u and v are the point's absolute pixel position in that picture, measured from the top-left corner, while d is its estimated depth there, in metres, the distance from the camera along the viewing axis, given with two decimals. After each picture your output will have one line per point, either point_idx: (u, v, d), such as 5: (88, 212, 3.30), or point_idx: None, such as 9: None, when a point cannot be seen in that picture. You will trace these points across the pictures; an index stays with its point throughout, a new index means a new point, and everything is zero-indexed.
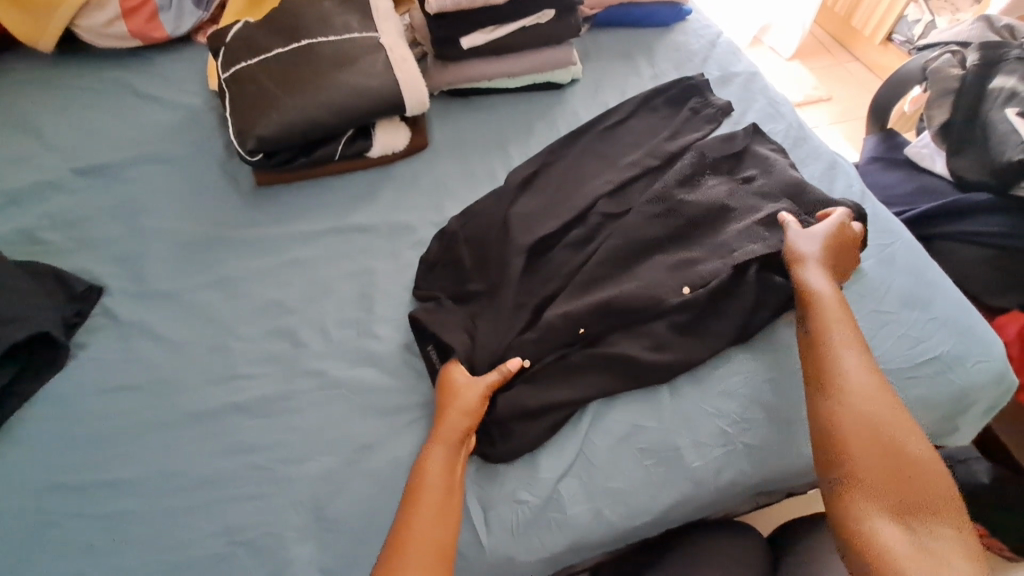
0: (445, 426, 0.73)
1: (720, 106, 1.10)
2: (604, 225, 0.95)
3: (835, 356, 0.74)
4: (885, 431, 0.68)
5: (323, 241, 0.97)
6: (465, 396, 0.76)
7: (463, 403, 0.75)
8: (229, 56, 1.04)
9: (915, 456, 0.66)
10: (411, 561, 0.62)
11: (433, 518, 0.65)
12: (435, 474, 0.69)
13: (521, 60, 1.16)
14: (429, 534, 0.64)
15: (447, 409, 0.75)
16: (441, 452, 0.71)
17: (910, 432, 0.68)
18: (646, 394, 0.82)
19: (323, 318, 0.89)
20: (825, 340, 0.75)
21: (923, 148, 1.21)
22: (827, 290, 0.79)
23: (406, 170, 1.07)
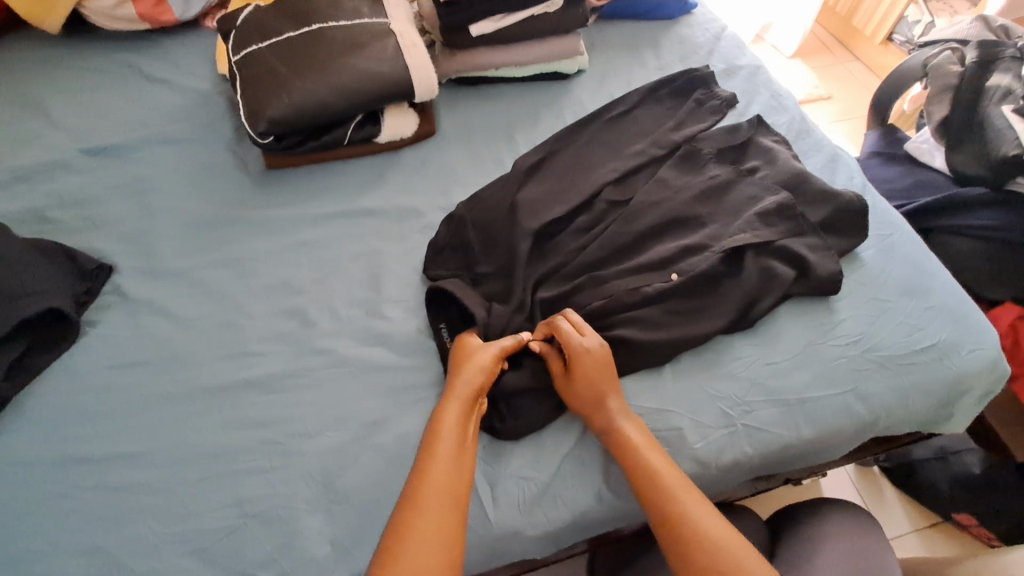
0: (460, 386, 0.73)
1: (725, 97, 1.11)
2: (609, 212, 0.97)
3: (598, 407, 0.75)
4: (644, 486, 0.69)
5: (331, 224, 0.98)
6: (480, 359, 0.76)
7: (478, 364, 0.75)
8: (241, 39, 1.05)
9: (701, 538, 0.64)
10: (426, 510, 0.62)
11: (447, 472, 0.66)
12: (449, 431, 0.70)
13: (529, 50, 1.17)
14: (445, 485, 0.65)
15: (462, 371, 0.75)
16: (455, 409, 0.72)
17: (708, 514, 0.66)
18: (649, 375, 0.83)
19: (333, 299, 0.90)
20: (598, 392, 0.75)
21: (923, 144, 1.23)
22: (595, 356, 0.76)
23: (413, 156, 1.08)
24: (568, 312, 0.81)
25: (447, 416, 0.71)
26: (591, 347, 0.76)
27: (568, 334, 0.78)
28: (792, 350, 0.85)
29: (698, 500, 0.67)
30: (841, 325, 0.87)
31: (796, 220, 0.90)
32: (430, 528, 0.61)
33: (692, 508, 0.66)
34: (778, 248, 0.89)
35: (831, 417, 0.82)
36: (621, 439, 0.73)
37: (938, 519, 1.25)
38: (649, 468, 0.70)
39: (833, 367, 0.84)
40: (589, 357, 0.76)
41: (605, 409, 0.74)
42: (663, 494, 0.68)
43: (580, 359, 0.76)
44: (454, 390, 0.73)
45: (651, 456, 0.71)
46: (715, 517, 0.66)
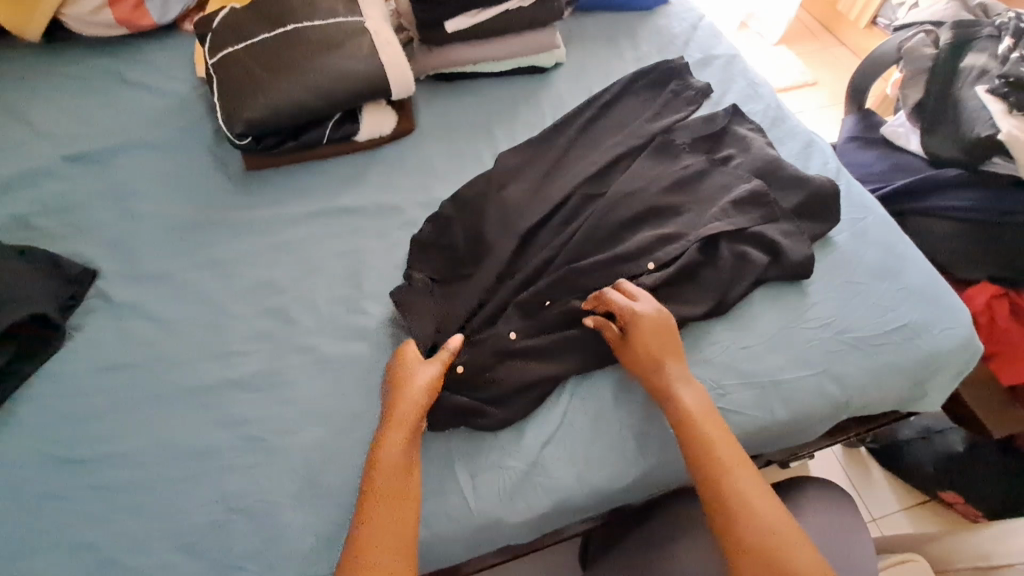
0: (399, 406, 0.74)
1: (700, 87, 1.12)
2: (586, 204, 0.98)
3: (658, 379, 0.77)
4: (704, 460, 0.71)
5: (312, 223, 0.99)
6: (417, 375, 0.77)
7: (419, 380, 0.76)
8: (216, 41, 1.06)
9: (754, 517, 0.66)
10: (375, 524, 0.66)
11: (394, 484, 0.69)
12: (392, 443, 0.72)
13: (506, 45, 1.17)
14: (393, 512, 0.67)
15: (401, 389, 0.76)
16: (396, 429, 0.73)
17: (761, 492, 0.69)
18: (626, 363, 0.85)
19: (314, 297, 0.91)
20: (658, 366, 0.77)
21: (899, 127, 1.24)
22: (656, 320, 0.79)
23: (393, 153, 1.09)
24: (625, 282, 0.84)
25: (388, 438, 0.72)
26: (653, 313, 0.79)
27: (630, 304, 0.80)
28: (766, 334, 0.86)
29: (754, 478, 0.70)
30: (813, 308, 0.89)
31: (769, 207, 0.92)
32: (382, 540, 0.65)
33: (747, 484, 0.69)
34: (752, 235, 0.90)
35: (804, 399, 0.83)
36: (681, 409, 0.75)
37: (924, 498, 1.28)
38: (709, 442, 0.72)
39: (808, 348, 0.86)
40: (648, 323, 0.79)
41: (665, 374, 0.76)
42: (721, 471, 0.70)
43: (641, 327, 0.78)
44: (394, 407, 0.74)
45: (710, 430, 0.73)
46: (768, 495, 0.69)
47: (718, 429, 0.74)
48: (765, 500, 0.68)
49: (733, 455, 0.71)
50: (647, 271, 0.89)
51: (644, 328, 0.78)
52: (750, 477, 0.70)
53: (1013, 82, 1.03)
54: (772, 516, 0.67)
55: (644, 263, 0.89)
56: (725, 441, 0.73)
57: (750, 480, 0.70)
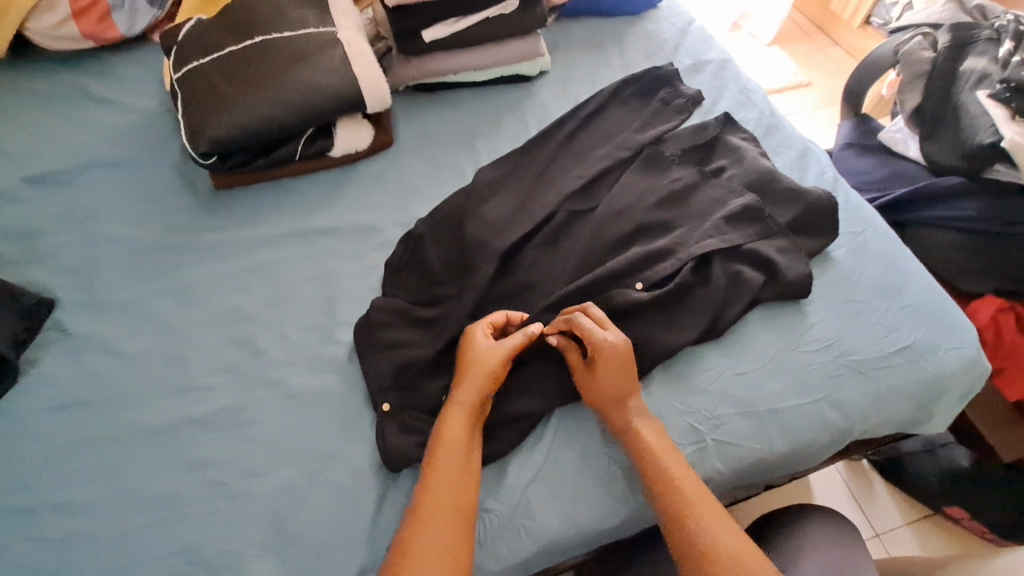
0: (467, 384, 0.72)
1: (690, 95, 1.08)
2: (571, 222, 0.93)
3: (619, 416, 0.73)
4: (672, 506, 0.67)
5: (283, 245, 0.94)
6: (487, 357, 0.74)
7: (487, 359, 0.74)
8: (182, 55, 1.01)
9: (721, 554, 0.62)
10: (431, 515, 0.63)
11: (455, 473, 0.66)
12: (455, 431, 0.69)
13: (487, 53, 1.12)
14: (447, 510, 0.64)
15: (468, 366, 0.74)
16: (461, 411, 0.71)
17: (728, 527, 0.64)
18: None
19: (284, 325, 0.86)
20: (619, 403, 0.73)
21: (897, 133, 1.19)
22: (617, 350, 0.73)
23: (369, 169, 1.04)
24: (591, 308, 0.78)
25: (453, 424, 0.70)
26: (618, 342, 0.74)
27: (592, 333, 0.75)
28: (762, 359, 0.82)
29: (729, 527, 0.64)
30: (811, 330, 0.84)
31: (763, 222, 0.87)
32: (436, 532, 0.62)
33: (712, 520, 0.65)
34: (745, 252, 0.85)
35: (803, 427, 0.78)
36: (646, 450, 0.70)
37: (930, 512, 1.23)
38: (676, 486, 0.67)
39: (807, 373, 0.81)
40: (615, 353, 0.73)
41: (626, 411, 0.73)
42: (684, 508, 0.66)
43: (605, 357, 0.73)
44: (459, 386, 0.73)
45: (671, 464, 0.69)
46: (747, 546, 0.63)
47: (679, 462, 0.70)
48: (734, 536, 0.64)
49: (696, 488, 0.68)
50: (635, 289, 0.84)
51: (609, 355, 0.73)
52: (716, 511, 0.66)
53: (1014, 87, 0.98)
54: (743, 553, 0.62)
55: (634, 284, 0.84)
56: (688, 474, 0.69)
57: (716, 515, 0.66)
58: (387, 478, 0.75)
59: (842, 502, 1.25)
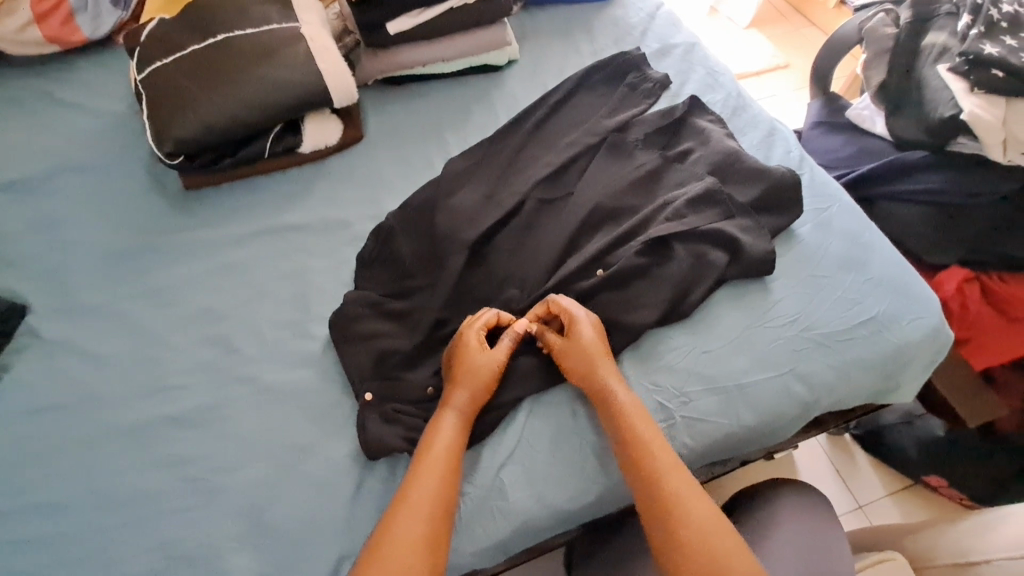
0: (461, 384, 0.75)
1: (658, 79, 1.09)
2: (541, 210, 0.95)
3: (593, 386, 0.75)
4: (633, 462, 0.69)
5: (255, 243, 0.95)
6: (480, 363, 0.76)
7: (486, 364, 0.76)
8: (145, 55, 1.00)
9: (686, 520, 0.64)
10: (413, 513, 0.64)
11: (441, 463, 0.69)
12: (445, 438, 0.71)
13: (454, 44, 1.13)
14: (432, 498, 0.66)
15: (463, 368, 0.75)
16: (453, 413, 0.73)
17: (695, 496, 0.66)
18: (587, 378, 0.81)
19: (257, 322, 0.87)
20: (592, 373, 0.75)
21: (864, 110, 1.20)
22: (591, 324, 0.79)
23: (340, 164, 1.05)
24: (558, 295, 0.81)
25: (445, 421, 0.73)
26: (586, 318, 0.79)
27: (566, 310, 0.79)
28: (729, 337, 0.83)
29: (696, 496, 0.66)
30: (777, 306, 0.85)
31: (725, 204, 0.89)
32: (414, 525, 0.63)
33: (679, 485, 0.67)
34: (709, 232, 0.86)
35: (769, 400, 0.80)
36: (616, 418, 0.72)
37: (910, 482, 1.27)
38: (641, 445, 0.70)
39: (773, 348, 0.82)
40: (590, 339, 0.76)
41: (598, 378, 0.75)
42: (653, 474, 0.68)
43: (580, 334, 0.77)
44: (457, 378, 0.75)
45: (644, 430, 0.71)
46: (705, 504, 0.65)
47: (650, 427, 0.72)
48: (700, 501, 0.66)
49: (664, 453, 0.70)
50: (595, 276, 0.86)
51: (583, 329, 0.77)
52: (682, 475, 0.68)
53: (972, 60, 0.98)
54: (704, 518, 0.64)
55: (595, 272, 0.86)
56: (655, 440, 0.71)
57: (681, 478, 0.67)
58: (361, 468, 0.76)
59: (826, 476, 1.27)
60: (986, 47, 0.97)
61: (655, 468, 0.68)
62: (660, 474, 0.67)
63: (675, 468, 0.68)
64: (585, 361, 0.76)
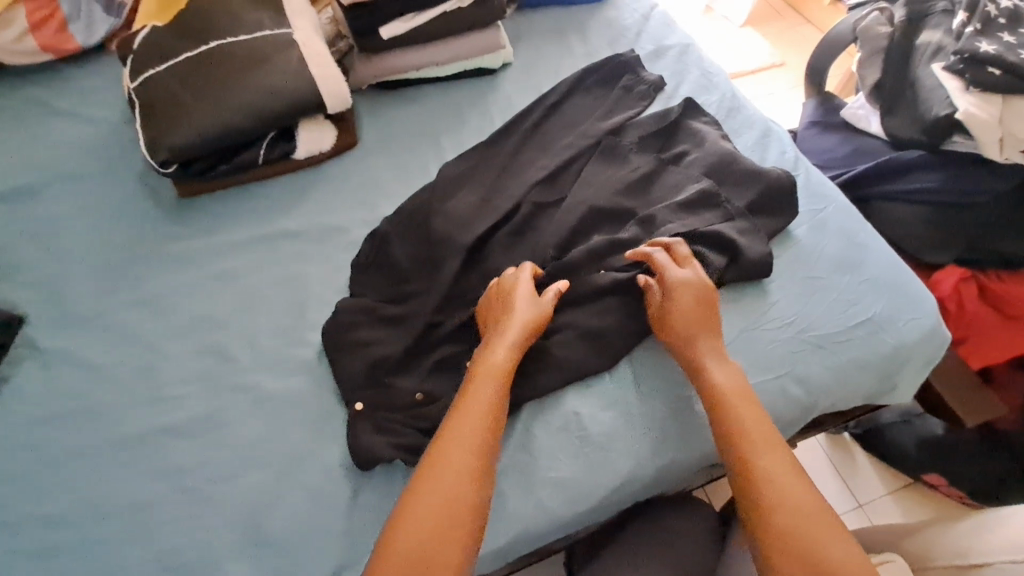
0: (502, 336, 0.75)
1: (653, 81, 1.09)
2: (536, 214, 0.94)
3: (690, 355, 0.75)
4: (731, 435, 0.68)
5: (250, 250, 0.94)
6: (520, 313, 0.76)
7: (521, 318, 0.76)
8: (138, 63, 1.00)
9: (787, 496, 0.63)
10: (447, 467, 0.64)
11: (479, 417, 0.68)
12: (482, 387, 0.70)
13: (448, 48, 1.12)
14: (463, 453, 0.65)
15: (505, 321, 0.76)
16: (492, 363, 0.72)
17: (791, 474, 0.65)
18: (586, 383, 0.80)
19: (253, 330, 0.86)
20: (697, 338, 0.75)
21: (859, 109, 1.20)
22: (694, 283, 0.78)
23: (335, 170, 1.04)
24: (676, 244, 0.82)
25: (482, 371, 0.72)
26: (690, 277, 0.78)
27: (671, 269, 0.79)
28: (724, 339, 0.82)
29: (790, 474, 0.65)
30: (774, 308, 0.85)
31: (720, 207, 0.90)
32: (447, 480, 0.63)
33: (778, 467, 0.65)
34: (706, 234, 0.85)
35: (767, 402, 0.80)
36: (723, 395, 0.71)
37: (909, 481, 1.26)
38: (738, 419, 0.69)
39: (769, 350, 0.82)
40: (676, 309, 0.76)
41: (696, 347, 0.75)
42: (747, 447, 0.67)
43: (672, 308, 0.77)
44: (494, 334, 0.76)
45: (739, 405, 0.70)
46: (798, 482, 0.64)
47: (745, 402, 0.71)
48: (799, 482, 0.64)
49: (762, 429, 0.69)
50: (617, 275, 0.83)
51: (681, 300, 0.77)
52: (776, 451, 0.67)
53: (968, 58, 0.98)
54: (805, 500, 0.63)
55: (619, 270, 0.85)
56: (758, 418, 0.69)
57: (770, 456, 0.66)
58: (358, 477, 0.75)
59: (826, 476, 1.27)
60: (982, 45, 0.97)
61: (749, 445, 0.67)
62: (753, 451, 0.67)
63: (770, 445, 0.67)
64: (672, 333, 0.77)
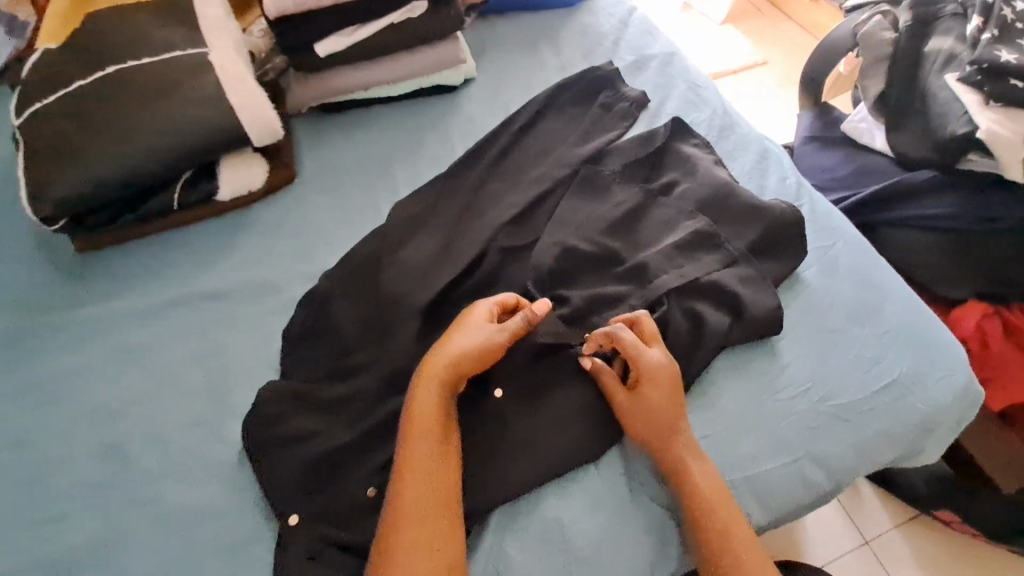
0: (435, 361, 0.66)
1: (634, 98, 0.96)
2: (505, 262, 0.80)
3: (667, 449, 0.65)
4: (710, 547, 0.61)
5: (161, 317, 0.78)
6: (457, 330, 0.67)
7: (457, 333, 0.67)
8: (22, 93, 0.83)
9: None
10: (409, 530, 0.57)
11: (430, 460, 0.60)
12: (424, 422, 0.62)
13: (399, 65, 0.97)
14: (422, 505, 0.58)
15: (439, 346, 0.67)
16: (431, 391, 0.64)
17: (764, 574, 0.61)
18: (570, 479, 0.67)
19: (160, 423, 0.70)
20: (668, 433, 0.65)
21: (861, 123, 1.08)
22: (663, 368, 0.66)
23: (267, 212, 0.88)
24: (643, 318, 0.69)
25: (421, 404, 0.63)
26: (660, 361, 0.67)
27: (636, 350, 0.67)
28: (729, 416, 0.70)
29: (752, 543, 0.62)
30: (784, 373, 0.73)
31: (721, 248, 0.77)
32: (410, 545, 0.56)
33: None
34: (707, 286, 0.74)
35: (782, 492, 0.68)
36: (700, 499, 0.63)
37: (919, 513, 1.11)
38: (718, 528, 0.61)
39: (785, 426, 0.70)
40: (657, 399, 0.65)
41: (677, 442, 0.64)
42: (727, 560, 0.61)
43: (648, 396, 0.65)
44: (431, 358, 0.66)
45: (721, 510, 0.62)
46: None
47: (722, 501, 0.63)
48: None
49: (740, 531, 0.62)
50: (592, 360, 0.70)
51: (655, 392, 0.65)
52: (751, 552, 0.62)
53: (986, 69, 0.87)
54: None
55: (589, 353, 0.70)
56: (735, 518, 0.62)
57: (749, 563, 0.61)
58: None
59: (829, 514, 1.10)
60: (1002, 53, 0.87)
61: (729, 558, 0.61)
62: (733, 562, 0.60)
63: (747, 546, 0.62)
64: (652, 430, 0.65)
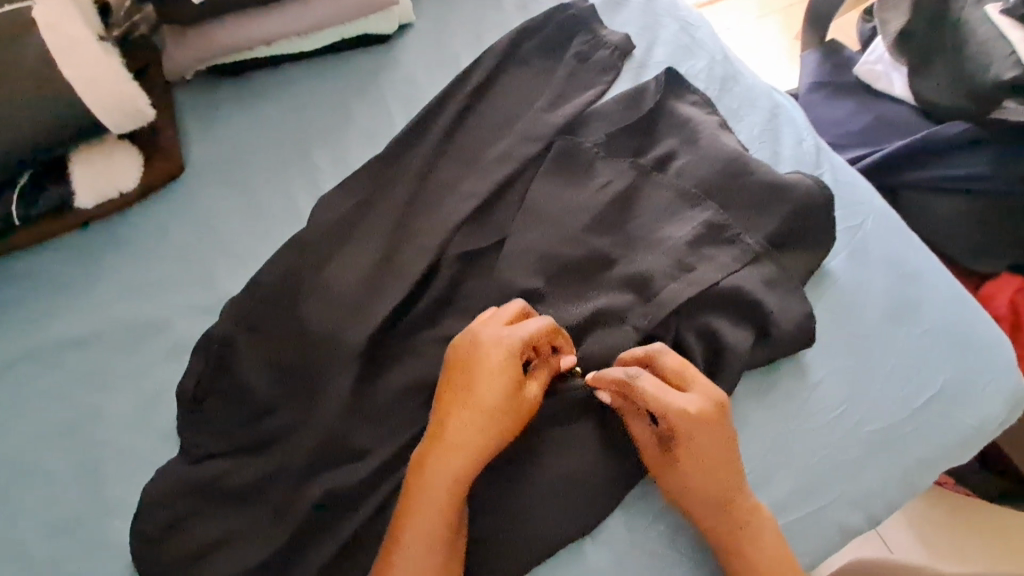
0: (452, 400, 0.51)
1: (617, 44, 0.77)
2: (466, 274, 0.62)
3: (712, 508, 0.52)
4: None
5: (10, 380, 0.58)
6: (487, 358, 0.51)
7: (492, 365, 0.51)
8: None
9: None
10: None
11: (430, 532, 0.48)
12: (434, 480, 0.49)
13: (309, 10, 0.74)
14: None
15: (466, 375, 0.51)
16: (449, 442, 0.50)
17: None
18: (561, 558, 0.54)
19: (21, 529, 0.53)
20: (707, 495, 0.51)
21: (877, 65, 0.93)
22: (697, 418, 0.51)
23: (146, 219, 0.67)
24: (659, 354, 0.53)
25: (436, 453, 0.50)
26: (692, 407, 0.51)
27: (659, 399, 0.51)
28: (747, 458, 0.57)
29: None
30: (814, 397, 0.60)
31: (735, 243, 0.61)
32: None
33: None
34: (724, 294, 0.59)
35: (815, 543, 0.57)
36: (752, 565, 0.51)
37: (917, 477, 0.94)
38: None
39: (815, 463, 0.58)
40: (698, 449, 0.51)
41: (723, 499, 0.52)
42: None
43: (689, 447, 0.51)
44: (450, 391, 0.51)
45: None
46: None
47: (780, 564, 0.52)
48: None
49: None
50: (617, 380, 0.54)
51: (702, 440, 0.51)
52: None
53: None
54: None
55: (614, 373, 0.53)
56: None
57: None
58: None
59: None
60: None
61: None
62: None
63: None
64: (695, 484, 0.52)
